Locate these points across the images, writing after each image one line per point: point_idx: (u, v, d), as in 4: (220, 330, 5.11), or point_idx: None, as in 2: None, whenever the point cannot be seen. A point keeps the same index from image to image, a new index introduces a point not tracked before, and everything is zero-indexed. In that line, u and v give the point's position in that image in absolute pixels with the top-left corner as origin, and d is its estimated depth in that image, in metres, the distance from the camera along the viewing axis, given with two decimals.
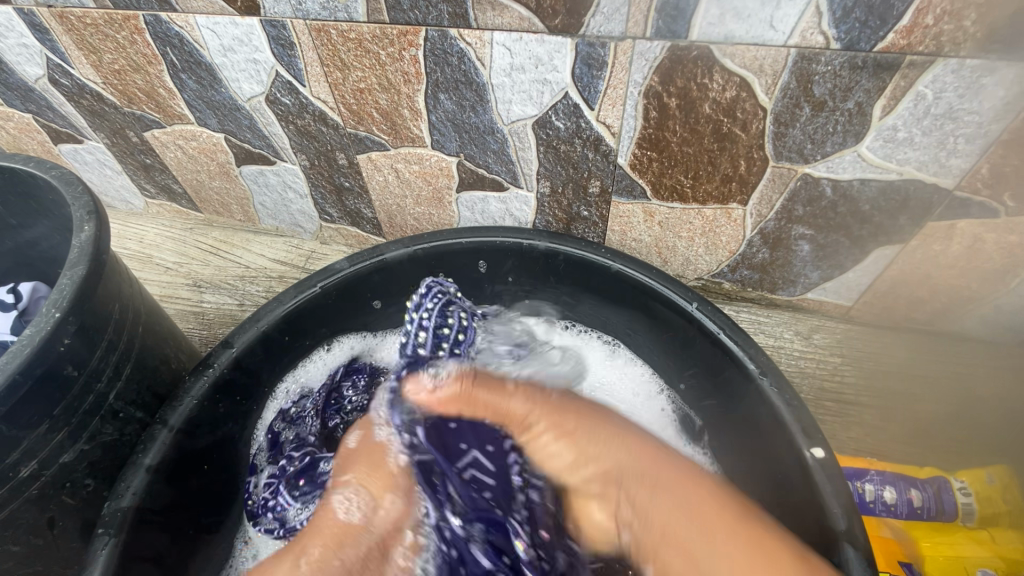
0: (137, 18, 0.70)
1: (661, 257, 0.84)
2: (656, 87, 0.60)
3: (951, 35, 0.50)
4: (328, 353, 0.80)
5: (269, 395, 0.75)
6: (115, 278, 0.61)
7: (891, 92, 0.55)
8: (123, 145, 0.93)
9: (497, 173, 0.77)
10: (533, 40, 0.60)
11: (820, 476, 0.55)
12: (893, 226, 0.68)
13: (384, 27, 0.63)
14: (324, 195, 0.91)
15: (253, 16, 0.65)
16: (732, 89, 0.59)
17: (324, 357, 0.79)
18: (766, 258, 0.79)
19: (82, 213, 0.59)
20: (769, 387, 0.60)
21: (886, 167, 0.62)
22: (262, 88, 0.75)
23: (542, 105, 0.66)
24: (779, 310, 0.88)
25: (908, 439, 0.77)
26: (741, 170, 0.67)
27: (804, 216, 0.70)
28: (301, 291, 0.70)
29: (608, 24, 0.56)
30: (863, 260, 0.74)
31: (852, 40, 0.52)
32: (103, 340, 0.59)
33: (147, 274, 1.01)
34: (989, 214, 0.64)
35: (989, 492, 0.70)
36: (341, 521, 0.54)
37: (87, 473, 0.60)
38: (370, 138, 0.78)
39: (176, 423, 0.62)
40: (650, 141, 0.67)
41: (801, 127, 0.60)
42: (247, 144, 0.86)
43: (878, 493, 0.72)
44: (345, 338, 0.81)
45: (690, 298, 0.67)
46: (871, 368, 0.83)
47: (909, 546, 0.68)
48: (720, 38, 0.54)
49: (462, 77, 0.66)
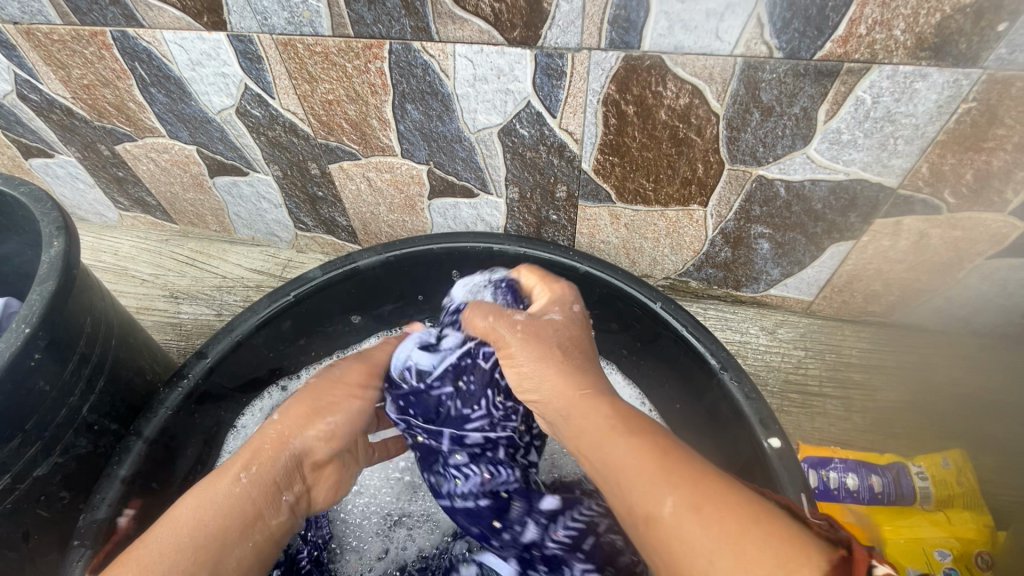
0: (103, 34, 0.71)
1: (630, 258, 0.87)
2: (613, 95, 0.63)
3: (883, 44, 0.53)
4: (283, 391, 0.79)
5: None
6: (87, 291, 0.62)
7: (834, 97, 0.58)
8: (95, 159, 0.94)
9: (466, 179, 0.79)
10: (493, 51, 0.62)
11: (778, 462, 0.57)
12: (845, 223, 0.71)
13: (349, 41, 0.64)
14: (299, 204, 0.92)
15: (220, 31, 0.66)
16: (685, 96, 0.61)
17: (280, 393, 0.79)
18: (728, 257, 0.82)
19: (50, 229, 0.59)
20: (729, 381, 0.63)
21: (834, 168, 0.65)
22: (232, 101, 0.76)
23: (506, 113, 0.68)
24: (744, 307, 0.91)
25: (869, 427, 0.81)
26: (700, 173, 0.70)
27: (761, 215, 0.73)
28: (275, 300, 0.71)
29: (564, 36, 0.58)
30: (819, 256, 0.77)
31: (793, 48, 0.54)
32: (76, 353, 0.60)
33: (123, 286, 1.01)
34: (932, 210, 0.67)
35: (945, 474, 0.73)
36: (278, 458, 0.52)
37: (62, 485, 0.61)
38: (341, 148, 0.79)
39: (150, 435, 0.62)
40: (611, 147, 0.69)
41: (752, 131, 0.63)
42: (220, 156, 0.87)
43: (841, 480, 0.75)
44: (311, 368, 0.81)
45: (655, 297, 0.70)
46: (833, 360, 0.86)
47: (871, 531, 0.71)
48: (671, 48, 0.57)
49: (428, 88, 0.68)
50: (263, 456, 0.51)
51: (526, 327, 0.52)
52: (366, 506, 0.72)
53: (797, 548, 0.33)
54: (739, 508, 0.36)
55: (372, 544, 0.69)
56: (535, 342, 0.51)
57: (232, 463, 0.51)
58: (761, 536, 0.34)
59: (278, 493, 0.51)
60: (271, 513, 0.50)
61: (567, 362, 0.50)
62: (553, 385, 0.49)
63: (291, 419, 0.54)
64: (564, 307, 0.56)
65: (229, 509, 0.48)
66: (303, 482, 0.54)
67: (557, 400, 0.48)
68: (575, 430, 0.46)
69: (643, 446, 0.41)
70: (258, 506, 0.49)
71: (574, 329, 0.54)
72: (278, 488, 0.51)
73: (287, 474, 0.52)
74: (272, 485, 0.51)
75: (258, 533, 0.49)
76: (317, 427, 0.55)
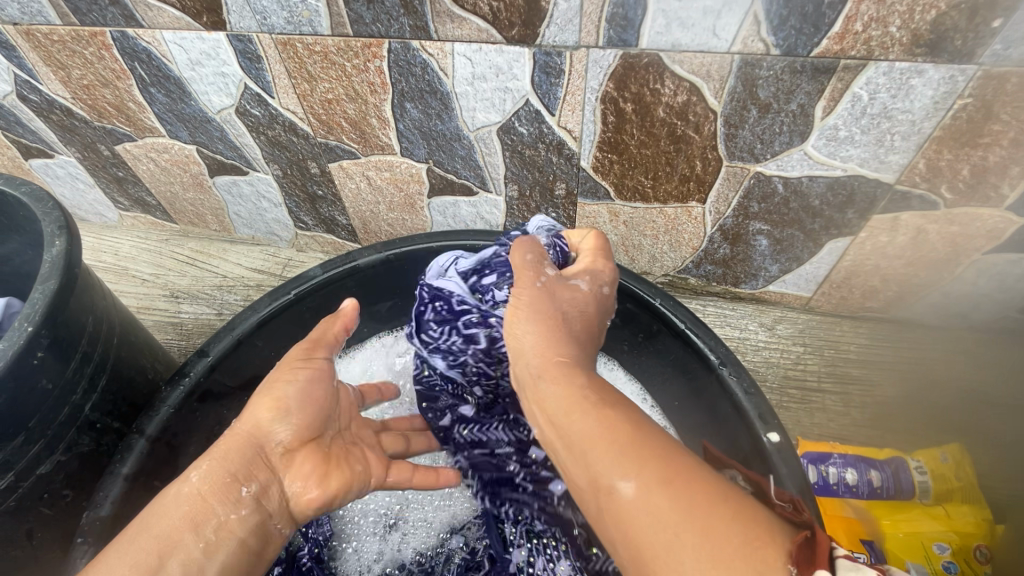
0: (103, 34, 0.71)
1: (629, 256, 0.87)
2: (611, 93, 0.63)
3: (879, 40, 0.53)
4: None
5: None
6: (88, 290, 0.62)
7: (831, 94, 0.58)
8: (95, 159, 0.94)
9: (465, 177, 0.80)
10: (492, 50, 0.62)
11: (777, 457, 0.58)
12: (843, 219, 0.72)
13: (348, 40, 0.64)
14: (299, 203, 0.92)
15: (219, 31, 0.67)
16: (683, 93, 0.61)
17: None
18: (727, 253, 0.83)
19: (52, 228, 0.59)
20: (728, 376, 0.63)
21: (832, 164, 0.65)
22: (231, 100, 0.76)
23: (505, 111, 0.69)
24: (743, 303, 0.91)
25: (868, 422, 0.81)
26: (698, 170, 0.70)
27: (760, 212, 0.74)
28: (276, 298, 0.72)
29: (562, 35, 0.59)
30: (817, 252, 0.78)
31: (790, 46, 0.55)
32: (78, 351, 0.60)
33: (124, 286, 1.01)
34: (929, 206, 0.67)
35: (944, 469, 0.73)
36: (238, 443, 0.53)
37: (65, 483, 0.61)
38: (340, 147, 0.80)
39: (152, 433, 0.63)
40: (609, 144, 0.69)
41: (750, 128, 0.63)
42: (219, 156, 0.87)
43: (841, 475, 0.76)
44: None
45: (654, 294, 0.70)
46: (832, 355, 0.86)
47: (870, 525, 0.72)
48: (668, 46, 0.57)
49: (427, 86, 0.68)
50: (224, 448, 0.53)
51: (547, 287, 0.54)
52: (366, 504, 0.71)
53: (756, 535, 0.33)
54: (706, 490, 0.36)
55: (370, 544, 0.69)
56: (539, 303, 0.53)
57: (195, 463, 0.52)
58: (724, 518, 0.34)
59: (232, 487, 0.51)
60: (224, 511, 0.50)
61: (558, 327, 0.51)
62: (537, 347, 0.49)
63: (252, 408, 0.55)
64: (596, 281, 0.57)
65: (185, 511, 0.49)
66: (265, 473, 0.53)
67: (537, 367, 0.48)
68: (544, 399, 0.46)
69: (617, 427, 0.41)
70: (212, 503, 0.50)
71: (593, 307, 0.56)
72: (236, 481, 0.52)
73: (249, 468, 0.53)
74: (231, 480, 0.51)
75: (210, 531, 0.49)
76: (270, 410, 0.55)
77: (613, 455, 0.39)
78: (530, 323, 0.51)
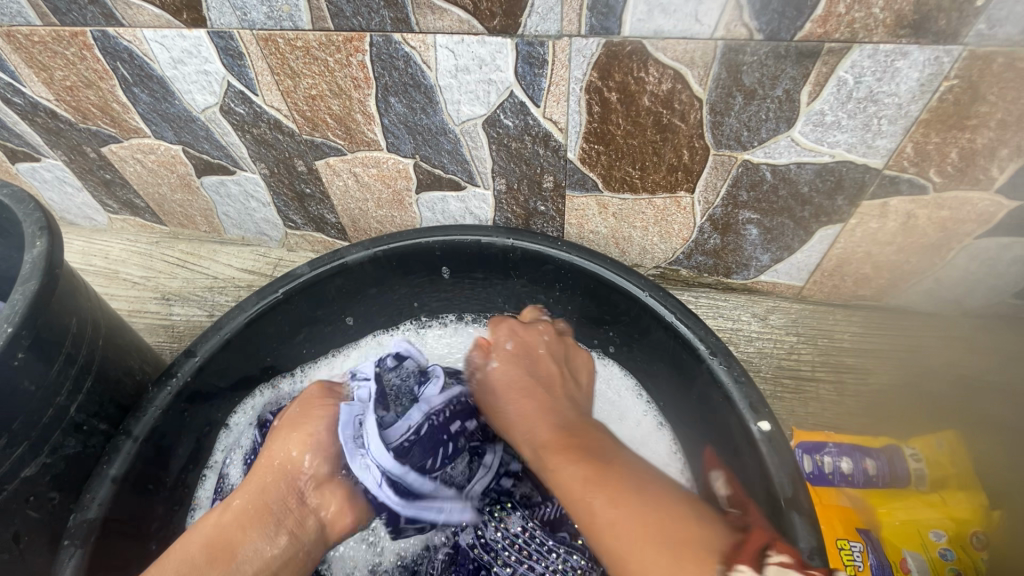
0: (84, 34, 0.70)
1: (619, 248, 0.87)
2: (595, 83, 0.63)
3: (863, 23, 0.52)
4: (274, 389, 0.79)
5: (187, 504, 0.70)
6: (72, 290, 0.62)
7: (816, 78, 0.58)
8: (82, 162, 0.93)
9: (453, 172, 0.79)
10: (474, 41, 0.61)
11: (766, 447, 0.57)
12: (832, 206, 0.71)
13: (329, 34, 0.64)
14: (287, 202, 0.92)
15: (199, 28, 0.66)
16: (668, 81, 0.61)
17: (271, 390, 0.78)
18: (717, 244, 0.82)
19: (33, 229, 0.59)
20: (718, 366, 0.63)
21: (819, 151, 0.65)
22: (215, 99, 0.76)
23: (489, 104, 0.68)
24: (736, 294, 0.91)
25: (861, 411, 0.81)
26: (686, 159, 0.70)
27: (749, 201, 0.73)
28: (263, 296, 0.71)
29: (544, 24, 0.58)
30: (808, 240, 0.77)
31: (773, 30, 0.54)
32: (61, 353, 0.59)
33: (114, 290, 1.01)
34: (918, 191, 0.67)
35: (939, 456, 0.73)
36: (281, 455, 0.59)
37: (51, 486, 0.61)
38: (326, 144, 0.79)
39: (140, 434, 0.62)
40: (596, 135, 0.69)
41: (736, 115, 0.63)
42: (206, 155, 0.86)
43: (836, 464, 0.75)
44: (303, 366, 0.81)
45: (644, 287, 0.69)
46: (825, 345, 0.86)
47: (867, 514, 0.72)
48: (651, 33, 0.57)
49: (410, 80, 0.67)
50: (263, 478, 0.58)
51: (511, 347, 0.69)
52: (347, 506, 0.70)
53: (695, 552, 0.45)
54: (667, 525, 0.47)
55: (358, 550, 0.68)
56: (507, 364, 0.67)
57: (229, 500, 0.56)
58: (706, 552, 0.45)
59: (272, 517, 0.55)
60: (264, 541, 0.54)
61: (523, 360, 0.67)
62: (502, 383, 0.66)
63: (285, 439, 0.60)
64: (501, 353, 0.68)
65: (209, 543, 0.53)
66: (306, 493, 0.58)
67: (505, 394, 0.65)
68: (523, 416, 0.62)
69: (612, 498, 0.50)
70: (248, 531, 0.54)
71: (526, 357, 0.68)
72: (274, 511, 0.56)
73: (284, 501, 0.57)
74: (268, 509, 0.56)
75: (248, 561, 0.53)
76: (301, 443, 0.59)
77: (585, 482, 0.52)
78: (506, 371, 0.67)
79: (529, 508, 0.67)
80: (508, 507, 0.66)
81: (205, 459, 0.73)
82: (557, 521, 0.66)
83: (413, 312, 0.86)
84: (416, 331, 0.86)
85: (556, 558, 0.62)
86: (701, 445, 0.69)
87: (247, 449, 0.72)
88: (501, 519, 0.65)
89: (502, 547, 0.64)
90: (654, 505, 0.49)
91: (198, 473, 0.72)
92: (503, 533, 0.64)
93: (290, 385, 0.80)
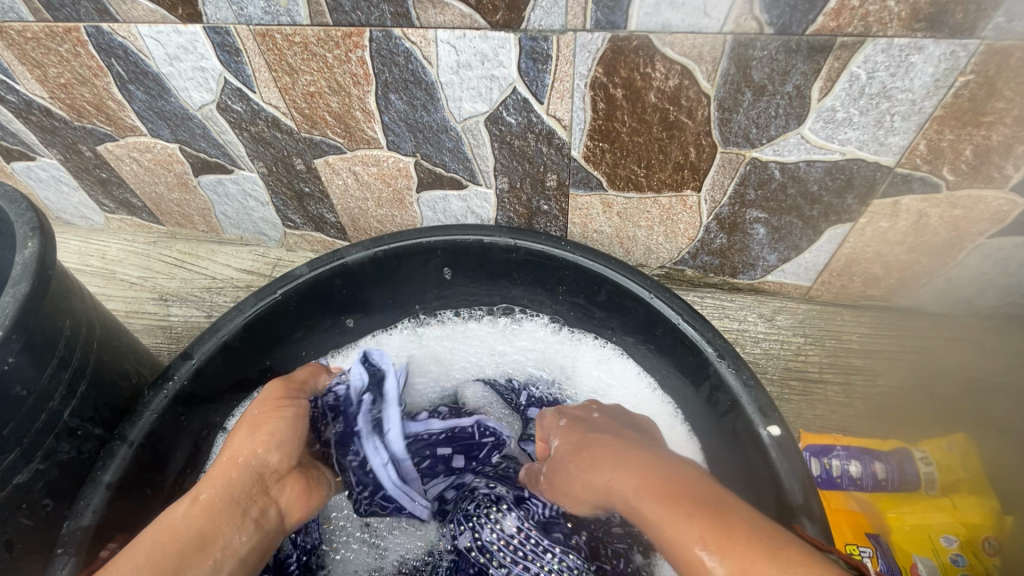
0: (78, 29, 0.69)
1: (624, 248, 0.85)
2: (601, 78, 0.61)
3: (877, 16, 0.51)
4: None
5: None
6: (65, 292, 0.60)
7: (827, 74, 0.56)
8: (77, 161, 0.92)
9: (454, 171, 0.78)
10: (476, 36, 0.60)
11: (776, 452, 0.56)
12: (842, 205, 0.69)
13: (328, 30, 0.62)
14: (285, 201, 0.90)
15: (195, 24, 0.65)
16: (675, 77, 0.59)
17: None
18: (724, 243, 0.81)
19: (25, 229, 0.57)
20: (726, 369, 0.61)
21: (829, 148, 0.63)
22: (212, 96, 0.74)
23: (492, 101, 0.66)
24: (742, 294, 0.89)
25: (869, 413, 0.79)
26: (692, 157, 0.68)
27: (757, 200, 0.72)
28: (261, 298, 0.70)
29: (548, 18, 0.57)
30: (817, 240, 0.76)
31: (784, 24, 0.53)
32: (54, 356, 0.58)
33: (111, 291, 1.00)
34: (931, 189, 0.65)
35: (950, 459, 0.71)
36: (244, 447, 0.57)
37: (45, 492, 0.60)
38: (326, 142, 0.78)
39: (135, 438, 0.61)
40: (600, 132, 0.67)
41: (745, 112, 0.61)
42: (203, 154, 0.85)
43: (844, 468, 0.74)
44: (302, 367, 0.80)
45: (650, 288, 0.68)
46: (833, 346, 0.84)
47: (875, 518, 0.70)
48: (658, 27, 0.55)
49: (411, 77, 0.66)
50: (228, 471, 0.55)
51: (567, 423, 0.66)
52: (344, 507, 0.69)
53: None
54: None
55: (360, 560, 0.67)
56: (572, 435, 0.63)
57: (191, 491, 0.54)
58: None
59: (241, 509, 0.54)
60: (233, 529, 0.52)
61: (584, 427, 0.64)
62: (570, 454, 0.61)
63: (249, 433, 0.58)
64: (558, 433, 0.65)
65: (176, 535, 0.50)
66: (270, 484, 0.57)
67: (577, 461, 0.60)
68: (604, 478, 0.55)
69: (726, 550, 0.43)
70: (217, 519, 0.52)
71: (583, 426, 0.64)
72: (240, 502, 0.54)
73: (250, 493, 0.55)
74: (235, 501, 0.54)
75: (219, 549, 0.51)
76: (265, 436, 0.58)
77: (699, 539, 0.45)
78: (567, 441, 0.63)
79: (522, 507, 0.65)
80: (503, 507, 0.63)
81: (201, 463, 0.72)
82: (549, 520, 0.65)
83: (414, 312, 0.84)
84: (418, 331, 0.84)
85: (552, 558, 0.60)
86: (708, 449, 0.67)
87: None
88: (495, 521, 0.62)
89: (496, 548, 0.61)
90: (775, 548, 0.42)
91: (194, 478, 0.71)
92: (498, 534, 0.61)
93: None
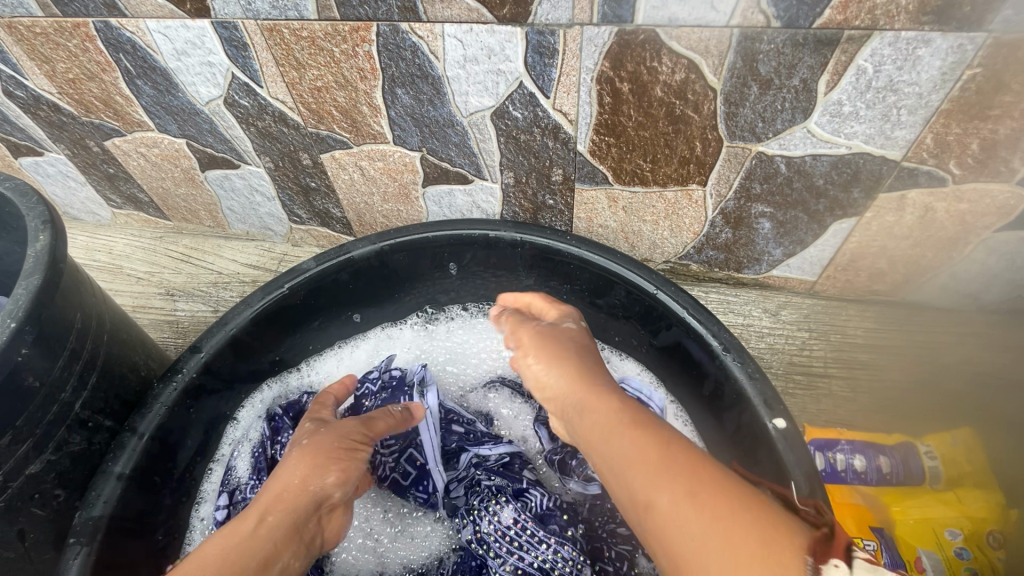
0: (86, 25, 0.69)
1: (629, 242, 0.85)
2: (607, 73, 0.61)
3: (885, 9, 0.51)
4: (283, 382, 0.79)
5: (193, 498, 0.70)
6: (76, 285, 0.61)
7: (834, 67, 0.56)
8: (85, 156, 0.92)
9: (461, 165, 0.78)
10: (483, 30, 0.60)
11: (782, 445, 0.56)
12: (848, 199, 0.70)
13: (336, 24, 0.63)
14: (292, 197, 0.91)
15: (203, 18, 0.65)
16: (681, 71, 0.60)
17: (280, 384, 0.78)
18: (729, 238, 0.81)
19: (36, 223, 0.58)
20: (732, 362, 0.62)
21: (836, 142, 0.63)
22: (219, 91, 0.75)
23: (499, 95, 0.67)
24: (746, 289, 0.89)
25: (874, 407, 0.79)
26: (698, 151, 0.68)
27: (762, 194, 0.72)
28: (269, 292, 0.70)
29: (555, 12, 0.57)
30: (822, 234, 0.76)
31: (791, 17, 0.53)
32: (66, 349, 0.59)
33: (118, 285, 1.00)
34: (937, 183, 0.65)
35: (954, 453, 0.72)
36: (317, 471, 0.56)
37: (57, 483, 0.60)
38: (332, 137, 0.78)
39: (146, 430, 0.62)
40: (607, 126, 0.67)
41: (751, 106, 0.61)
42: (209, 149, 0.85)
43: (849, 462, 0.74)
44: (309, 361, 0.81)
45: (656, 282, 0.68)
46: (838, 340, 0.84)
47: (880, 512, 0.71)
48: (665, 21, 0.55)
49: (417, 71, 0.66)
50: (295, 497, 0.54)
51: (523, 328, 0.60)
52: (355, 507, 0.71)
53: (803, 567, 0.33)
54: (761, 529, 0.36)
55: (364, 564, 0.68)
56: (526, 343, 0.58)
57: (257, 509, 0.52)
58: (795, 549, 0.34)
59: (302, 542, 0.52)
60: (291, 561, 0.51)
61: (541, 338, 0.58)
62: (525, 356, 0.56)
63: (322, 467, 0.56)
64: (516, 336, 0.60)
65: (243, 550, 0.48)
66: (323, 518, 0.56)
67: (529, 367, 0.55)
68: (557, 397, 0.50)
69: (691, 500, 0.38)
70: (282, 548, 0.50)
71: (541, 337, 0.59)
72: (300, 534, 0.52)
73: (309, 524, 0.54)
74: (296, 529, 0.52)
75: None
76: (338, 473, 0.57)
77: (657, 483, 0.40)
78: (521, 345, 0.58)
79: (520, 499, 0.65)
80: (501, 499, 0.63)
81: (212, 453, 0.72)
82: (546, 512, 0.64)
83: (421, 307, 0.85)
84: (426, 326, 0.85)
85: (546, 549, 0.59)
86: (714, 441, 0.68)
87: (255, 441, 0.73)
88: (493, 512, 0.63)
89: (493, 539, 0.62)
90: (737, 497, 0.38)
91: (205, 468, 0.72)
92: (495, 525, 0.62)
93: (298, 379, 0.79)
